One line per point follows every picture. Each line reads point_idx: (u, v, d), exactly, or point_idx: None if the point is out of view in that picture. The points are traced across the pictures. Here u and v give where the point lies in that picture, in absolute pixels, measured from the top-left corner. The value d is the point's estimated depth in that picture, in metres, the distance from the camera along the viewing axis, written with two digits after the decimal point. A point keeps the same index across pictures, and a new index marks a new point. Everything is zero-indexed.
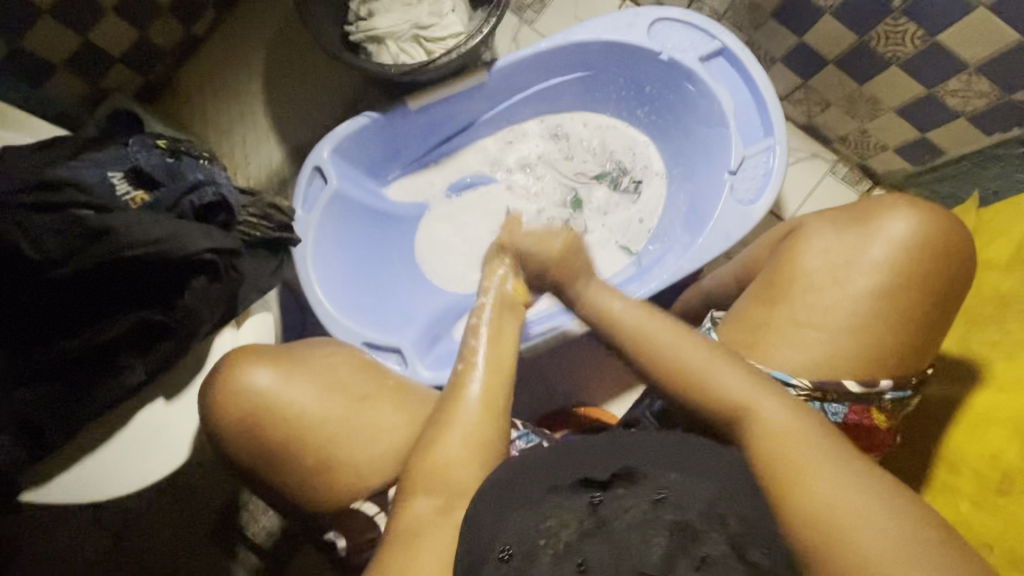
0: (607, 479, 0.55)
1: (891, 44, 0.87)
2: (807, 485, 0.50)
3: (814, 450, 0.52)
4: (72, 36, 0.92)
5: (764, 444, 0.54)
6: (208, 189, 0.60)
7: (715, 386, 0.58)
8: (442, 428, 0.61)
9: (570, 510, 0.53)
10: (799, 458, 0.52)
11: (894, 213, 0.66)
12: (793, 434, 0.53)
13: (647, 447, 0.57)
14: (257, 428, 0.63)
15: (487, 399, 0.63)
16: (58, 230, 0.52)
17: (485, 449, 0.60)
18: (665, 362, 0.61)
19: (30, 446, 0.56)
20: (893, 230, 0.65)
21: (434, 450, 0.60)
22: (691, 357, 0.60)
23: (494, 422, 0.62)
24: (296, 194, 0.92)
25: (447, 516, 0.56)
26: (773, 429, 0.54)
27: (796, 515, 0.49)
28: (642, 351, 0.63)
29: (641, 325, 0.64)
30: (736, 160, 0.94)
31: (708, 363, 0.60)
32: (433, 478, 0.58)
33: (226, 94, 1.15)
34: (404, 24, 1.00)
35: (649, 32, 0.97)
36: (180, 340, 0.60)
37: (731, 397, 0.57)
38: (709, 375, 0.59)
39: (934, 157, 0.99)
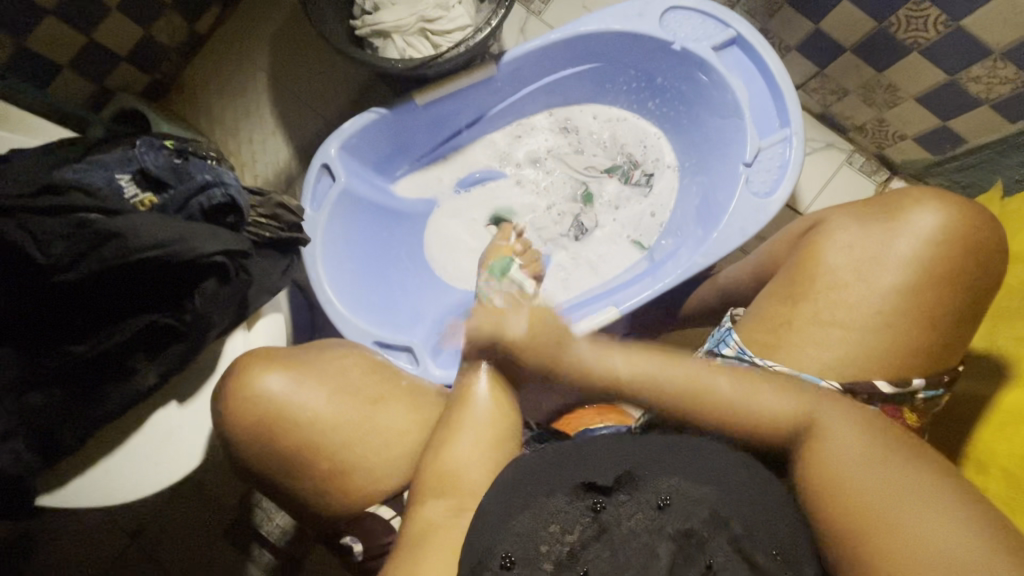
0: (609, 484, 0.53)
1: (911, 30, 0.85)
2: (866, 480, 0.50)
3: (883, 458, 0.51)
4: (76, 35, 0.92)
5: (819, 447, 0.54)
6: (217, 190, 0.59)
7: (752, 413, 0.56)
8: (456, 429, 0.61)
9: (571, 515, 0.52)
10: (874, 473, 0.50)
11: (922, 207, 0.64)
12: (852, 451, 0.52)
13: (646, 450, 0.56)
14: (268, 432, 0.62)
15: (501, 398, 0.63)
16: (64, 234, 0.51)
17: (499, 450, 0.60)
18: (685, 395, 0.58)
19: (44, 451, 0.56)
20: (920, 225, 0.63)
21: (447, 454, 0.59)
22: (725, 389, 0.57)
23: (510, 422, 0.62)
24: (305, 192, 0.91)
25: (456, 517, 0.55)
26: (828, 434, 0.54)
27: (841, 508, 0.50)
28: (668, 395, 0.58)
29: (660, 366, 0.59)
30: (751, 152, 0.92)
31: (738, 391, 0.57)
32: (446, 480, 0.58)
33: (231, 92, 1.14)
34: (410, 17, 0.98)
35: (660, 21, 0.95)
36: (190, 344, 0.59)
37: (777, 417, 0.56)
38: (757, 404, 0.56)
39: (956, 146, 0.97)
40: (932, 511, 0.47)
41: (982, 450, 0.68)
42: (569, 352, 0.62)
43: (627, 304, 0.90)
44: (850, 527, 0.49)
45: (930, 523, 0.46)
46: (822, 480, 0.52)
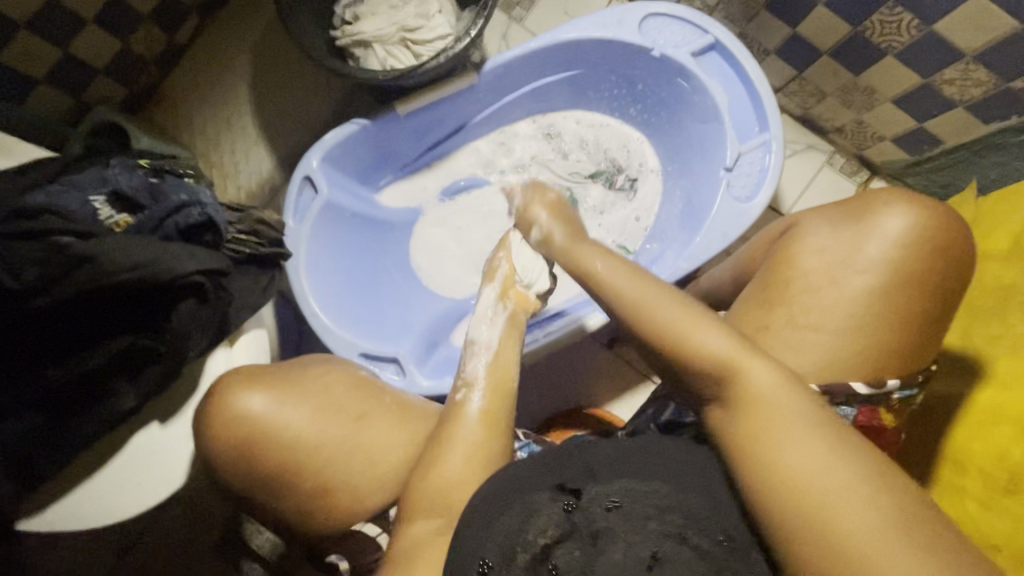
0: (580, 485, 0.54)
1: (886, 34, 0.86)
2: (805, 459, 0.46)
3: (809, 430, 0.47)
4: (51, 50, 0.91)
5: (754, 415, 0.49)
6: (195, 209, 0.58)
7: (696, 350, 0.53)
8: (444, 446, 0.60)
9: (543, 514, 0.52)
10: (784, 426, 0.48)
11: (884, 205, 0.66)
12: (802, 418, 0.48)
13: (607, 455, 0.57)
14: (252, 454, 0.62)
15: (487, 410, 0.63)
16: (36, 259, 0.49)
17: (485, 463, 0.60)
18: (658, 330, 0.55)
19: (20, 477, 0.56)
20: (885, 224, 0.64)
21: (434, 471, 0.59)
22: (713, 346, 0.52)
23: (494, 434, 0.61)
24: (287, 205, 0.91)
25: (444, 535, 0.56)
26: (763, 395, 0.50)
27: (782, 486, 0.46)
28: (630, 310, 0.58)
29: (655, 301, 0.57)
30: (732, 157, 0.92)
31: (689, 326, 0.54)
32: (434, 497, 0.57)
33: (212, 103, 1.13)
34: (390, 27, 0.98)
35: (639, 28, 0.96)
36: (169, 365, 0.59)
37: (711, 360, 0.52)
38: (696, 343, 0.53)
39: (932, 147, 0.98)
40: (858, 489, 0.44)
41: (961, 450, 0.69)
42: (605, 286, 0.61)
43: None
44: (797, 514, 0.45)
45: (878, 520, 0.43)
46: (751, 440, 0.49)
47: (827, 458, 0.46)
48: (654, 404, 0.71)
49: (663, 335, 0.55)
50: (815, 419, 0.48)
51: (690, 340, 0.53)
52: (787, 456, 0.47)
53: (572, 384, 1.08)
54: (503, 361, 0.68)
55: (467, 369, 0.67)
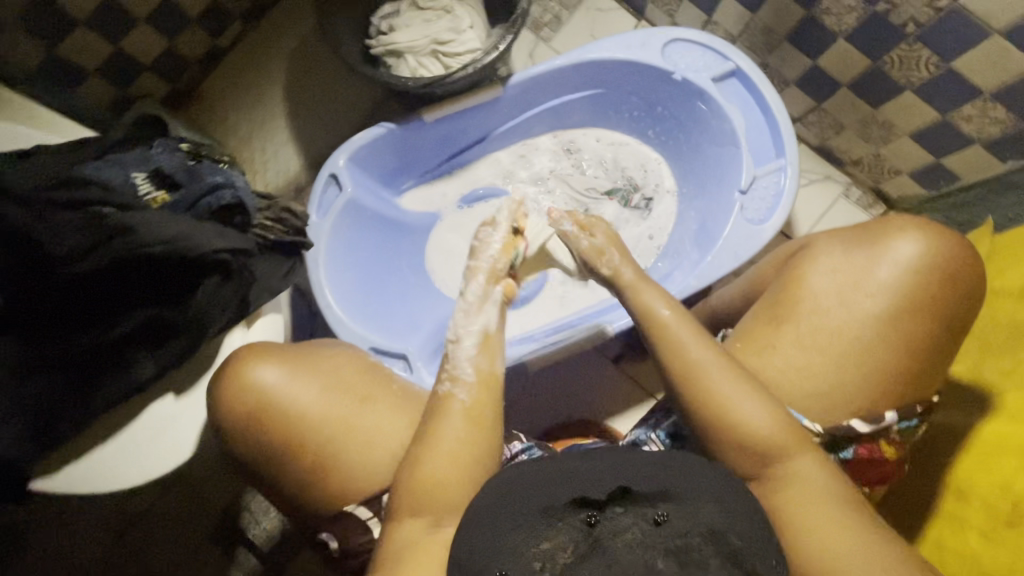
0: (603, 499, 0.55)
1: (905, 70, 0.87)
2: (827, 537, 0.55)
3: (829, 505, 0.57)
4: (104, 44, 0.97)
5: (792, 492, 0.59)
6: (227, 192, 0.61)
7: (755, 429, 0.60)
8: (430, 441, 0.61)
9: (566, 531, 0.54)
10: (818, 510, 0.57)
11: (902, 235, 0.66)
12: (820, 496, 0.57)
13: (638, 462, 0.58)
14: (258, 422, 0.64)
15: (473, 408, 0.64)
16: (79, 227, 0.53)
17: (475, 465, 0.61)
18: (707, 400, 0.62)
19: (42, 437, 0.58)
20: (900, 253, 0.65)
21: (421, 469, 0.60)
22: (726, 384, 0.62)
23: (482, 438, 0.62)
24: (311, 200, 0.94)
25: (434, 534, 0.58)
26: (801, 479, 0.59)
27: (801, 558, 0.55)
28: (676, 360, 0.64)
29: (691, 347, 0.64)
30: (747, 179, 0.94)
31: (744, 395, 0.61)
32: (421, 496, 0.59)
33: (248, 102, 1.18)
34: (423, 39, 1.03)
35: (663, 51, 0.99)
36: (191, 338, 0.61)
37: (763, 435, 0.60)
38: (748, 413, 0.60)
39: (950, 182, 0.99)
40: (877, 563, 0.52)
41: (966, 481, 0.67)
42: (667, 334, 0.65)
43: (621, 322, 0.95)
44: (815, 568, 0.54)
45: None
46: (789, 512, 0.58)
47: (849, 534, 0.55)
48: (658, 413, 0.76)
49: (689, 382, 0.63)
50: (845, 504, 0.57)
51: (710, 378, 0.62)
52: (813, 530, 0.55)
53: (575, 394, 1.10)
54: (491, 357, 0.70)
55: (453, 364, 0.68)
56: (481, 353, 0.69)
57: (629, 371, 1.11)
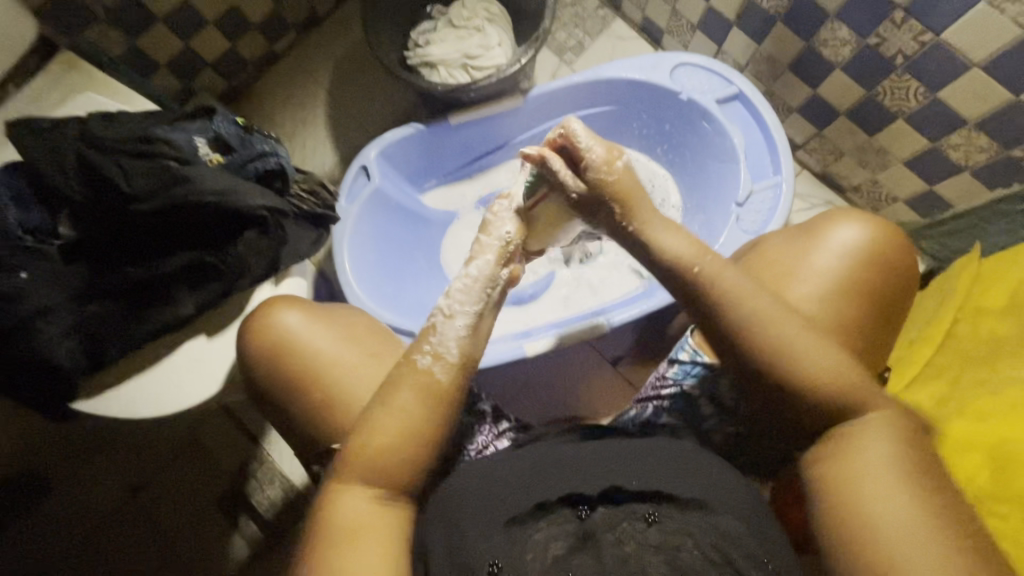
0: (593, 496, 0.62)
1: (896, 99, 0.93)
2: (888, 511, 0.52)
3: (901, 478, 0.54)
4: (176, 41, 1.11)
5: (857, 455, 0.56)
6: (272, 158, 0.70)
7: (823, 386, 0.58)
8: (383, 410, 0.62)
9: (561, 527, 0.60)
10: (882, 480, 0.54)
11: (834, 227, 0.72)
12: (884, 468, 0.55)
13: (629, 466, 0.64)
14: (274, 355, 0.70)
15: (430, 382, 0.64)
16: (145, 173, 0.62)
17: (422, 437, 0.62)
18: (780, 356, 0.60)
19: (91, 356, 0.66)
20: (834, 242, 0.71)
21: (369, 435, 0.61)
22: (789, 336, 0.60)
23: (434, 413, 0.63)
24: (342, 188, 1.04)
25: (377, 505, 0.60)
26: (873, 441, 0.56)
27: (861, 528, 0.53)
28: (734, 309, 0.63)
29: (750, 303, 0.62)
30: (744, 193, 1.02)
31: (811, 348, 0.60)
32: (366, 465, 0.60)
33: (294, 102, 1.31)
34: (455, 53, 1.14)
35: (671, 74, 1.08)
36: (226, 282, 0.69)
37: (832, 392, 0.58)
38: (813, 369, 0.59)
39: (943, 210, 1.03)
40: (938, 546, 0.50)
41: None
42: (722, 286, 0.64)
43: (618, 317, 1.00)
44: (869, 544, 0.52)
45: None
46: (844, 481, 0.56)
47: (910, 510, 0.52)
48: (638, 405, 0.81)
49: (751, 328, 0.61)
50: (915, 482, 0.53)
51: (774, 331, 0.61)
52: (875, 501, 0.53)
53: (573, 393, 1.16)
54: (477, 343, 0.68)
55: (439, 339, 0.67)
56: (470, 336, 0.68)
57: (626, 374, 1.16)
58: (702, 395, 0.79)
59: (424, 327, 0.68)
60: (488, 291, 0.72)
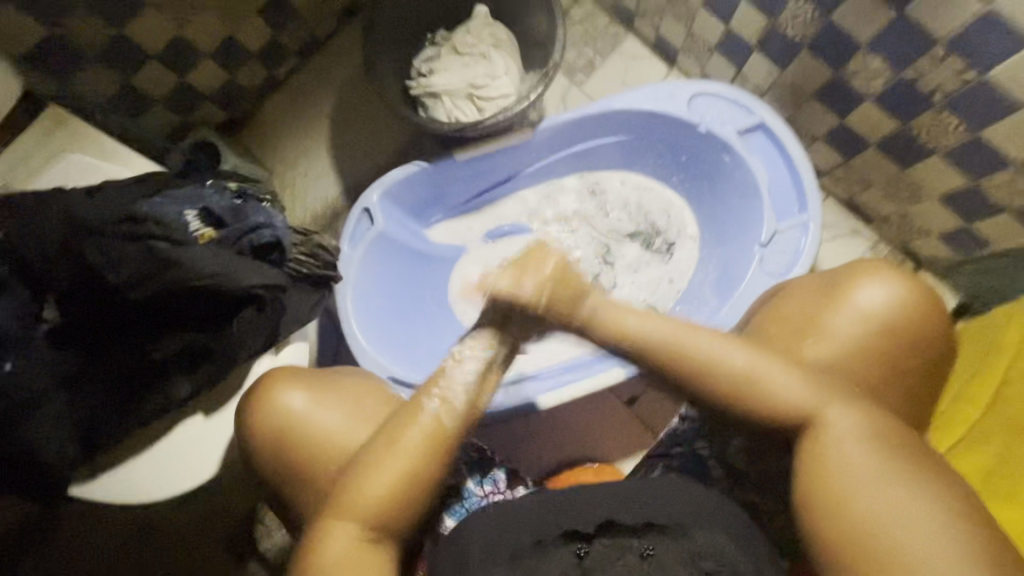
0: (591, 531, 0.64)
1: (933, 135, 0.88)
2: (864, 500, 0.54)
3: (869, 468, 0.55)
4: (172, 76, 1.06)
5: (829, 450, 0.58)
6: (266, 231, 0.66)
7: (776, 399, 0.60)
8: (380, 452, 0.60)
9: (560, 559, 0.63)
10: (851, 472, 0.56)
11: (866, 285, 0.65)
12: (862, 461, 0.56)
13: (621, 502, 0.66)
14: (282, 446, 0.67)
15: (433, 429, 0.60)
16: (134, 258, 0.59)
17: (413, 482, 0.60)
18: (720, 377, 0.62)
19: (83, 445, 0.64)
20: (863, 304, 0.64)
21: (362, 477, 0.60)
22: (742, 362, 0.61)
23: (433, 459, 0.60)
24: (345, 232, 1.00)
25: (365, 542, 0.60)
26: (840, 434, 0.58)
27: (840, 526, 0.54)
28: (655, 351, 0.63)
29: (691, 337, 0.63)
30: (768, 233, 0.96)
31: (759, 366, 0.62)
32: (355, 505, 0.60)
33: (295, 131, 1.26)
34: (460, 83, 1.08)
35: (689, 104, 1.02)
36: (223, 363, 0.66)
37: (790, 401, 0.60)
38: (771, 385, 0.61)
39: (979, 247, 0.98)
40: (917, 521, 0.52)
41: None
42: (637, 334, 0.64)
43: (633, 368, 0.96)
44: (862, 539, 0.53)
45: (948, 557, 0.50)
46: (823, 484, 0.57)
47: (888, 495, 0.53)
48: (647, 464, 0.79)
49: (687, 361, 0.63)
50: (879, 468, 0.55)
51: (713, 358, 0.62)
52: (859, 491, 0.55)
53: (586, 435, 1.12)
54: (485, 389, 0.63)
55: (446, 381, 0.62)
56: (478, 384, 0.62)
57: (641, 413, 1.12)
58: (713, 457, 0.74)
59: (434, 369, 0.63)
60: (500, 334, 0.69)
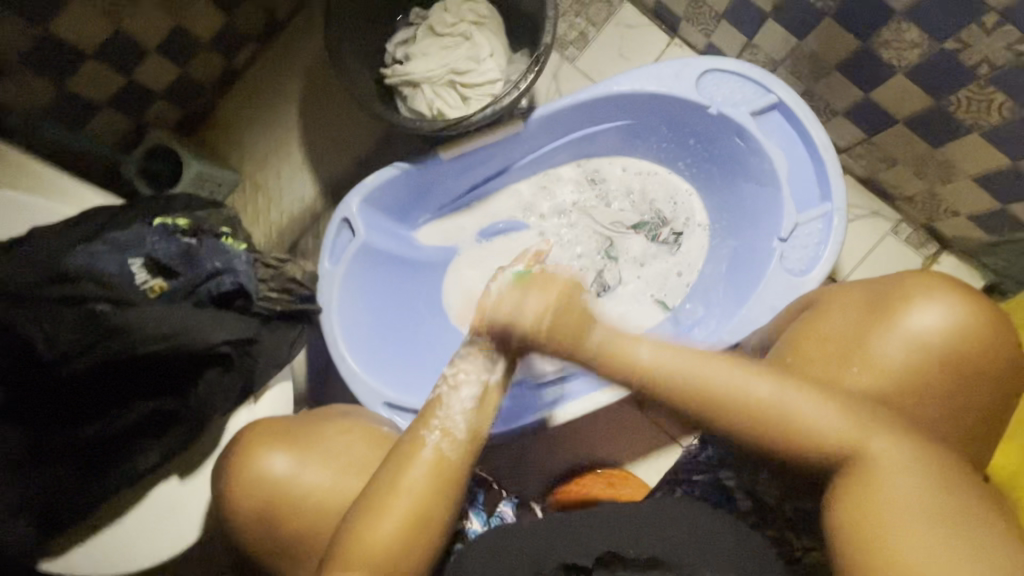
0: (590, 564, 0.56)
1: (972, 111, 0.78)
2: (922, 559, 0.45)
3: (923, 522, 0.47)
4: (116, 77, 0.95)
5: (870, 500, 0.49)
6: (226, 277, 0.62)
7: (815, 435, 0.51)
8: (382, 497, 0.54)
9: None
10: (902, 518, 0.47)
11: (921, 303, 0.59)
12: (917, 506, 0.47)
13: (630, 536, 0.59)
14: (270, 514, 0.61)
15: (438, 462, 0.55)
16: (74, 327, 0.55)
17: (423, 525, 0.54)
18: (747, 411, 0.53)
19: (45, 525, 0.58)
20: (919, 325, 0.59)
21: (364, 528, 0.53)
22: (765, 389, 0.53)
23: (445, 495, 0.55)
24: (324, 246, 0.91)
25: None
26: (887, 478, 0.49)
27: None
28: (677, 385, 0.54)
29: (705, 359, 0.55)
30: (788, 226, 0.88)
31: (793, 401, 0.53)
32: (362, 558, 0.52)
33: (262, 126, 1.14)
34: (440, 68, 0.97)
35: (696, 83, 0.91)
36: (193, 426, 0.62)
37: (829, 440, 0.51)
38: (795, 410, 0.52)
39: (1015, 229, 0.90)
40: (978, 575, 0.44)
41: None
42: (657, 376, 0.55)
43: None
44: None
45: None
46: (865, 520, 0.49)
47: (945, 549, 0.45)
48: (665, 486, 0.74)
49: (713, 395, 0.54)
50: (938, 513, 0.47)
51: (742, 394, 0.53)
52: (909, 546, 0.46)
53: (596, 443, 1.06)
54: (487, 419, 0.60)
55: (446, 414, 0.58)
56: (478, 410, 0.59)
57: (653, 415, 1.06)
58: (739, 488, 0.67)
59: (431, 399, 0.60)
60: (492, 367, 0.63)
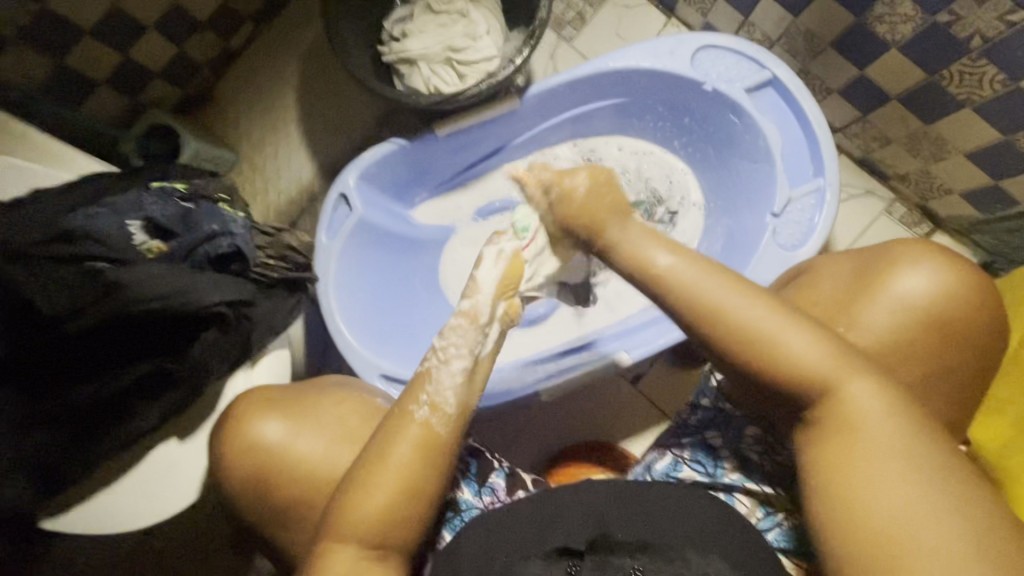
0: (581, 547, 0.56)
1: (965, 86, 0.79)
2: (881, 492, 0.47)
3: (894, 455, 0.48)
4: (113, 53, 0.95)
5: (842, 435, 0.50)
6: (224, 240, 0.65)
7: (804, 366, 0.52)
8: (372, 471, 0.55)
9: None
10: (866, 451, 0.49)
11: (910, 271, 0.60)
12: (887, 444, 0.49)
13: (626, 510, 0.59)
14: (263, 481, 0.63)
15: (425, 438, 0.56)
16: (72, 285, 0.56)
17: (413, 496, 0.55)
18: (741, 336, 0.53)
19: (44, 484, 0.60)
20: (907, 293, 0.60)
21: (354, 499, 0.54)
22: (764, 322, 0.53)
23: (431, 470, 0.56)
24: (320, 221, 0.92)
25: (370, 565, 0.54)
26: (862, 416, 0.50)
27: (846, 515, 0.48)
28: (687, 297, 0.56)
29: (716, 288, 0.55)
30: (781, 203, 0.89)
31: (787, 332, 0.53)
32: (354, 529, 0.54)
33: (259, 106, 1.15)
34: (437, 46, 0.97)
35: (691, 60, 0.92)
36: (190, 387, 0.64)
37: (815, 373, 0.52)
38: (792, 352, 0.52)
39: (1007, 206, 0.91)
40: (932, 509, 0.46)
41: None
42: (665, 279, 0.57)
43: (637, 352, 0.90)
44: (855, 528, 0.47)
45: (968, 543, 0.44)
46: (836, 453, 0.50)
47: (906, 488, 0.47)
48: (655, 454, 0.74)
49: (715, 312, 0.54)
50: (904, 448, 0.48)
51: (742, 316, 0.54)
52: (867, 483, 0.48)
53: (591, 421, 1.07)
54: (473, 388, 0.61)
55: (435, 386, 0.59)
56: (465, 383, 0.60)
57: (647, 394, 1.07)
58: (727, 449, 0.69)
59: (419, 373, 0.60)
60: (481, 337, 0.65)
